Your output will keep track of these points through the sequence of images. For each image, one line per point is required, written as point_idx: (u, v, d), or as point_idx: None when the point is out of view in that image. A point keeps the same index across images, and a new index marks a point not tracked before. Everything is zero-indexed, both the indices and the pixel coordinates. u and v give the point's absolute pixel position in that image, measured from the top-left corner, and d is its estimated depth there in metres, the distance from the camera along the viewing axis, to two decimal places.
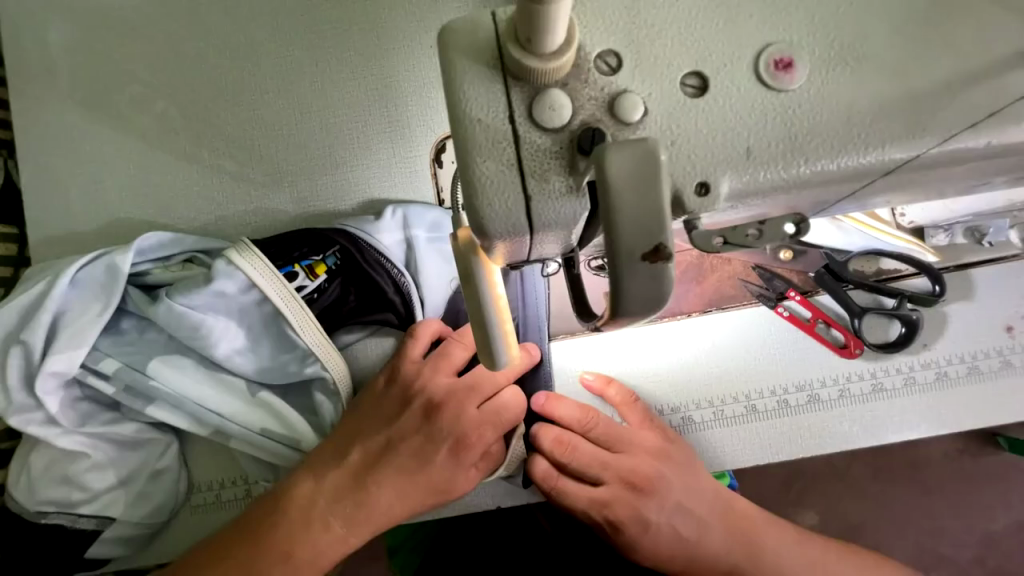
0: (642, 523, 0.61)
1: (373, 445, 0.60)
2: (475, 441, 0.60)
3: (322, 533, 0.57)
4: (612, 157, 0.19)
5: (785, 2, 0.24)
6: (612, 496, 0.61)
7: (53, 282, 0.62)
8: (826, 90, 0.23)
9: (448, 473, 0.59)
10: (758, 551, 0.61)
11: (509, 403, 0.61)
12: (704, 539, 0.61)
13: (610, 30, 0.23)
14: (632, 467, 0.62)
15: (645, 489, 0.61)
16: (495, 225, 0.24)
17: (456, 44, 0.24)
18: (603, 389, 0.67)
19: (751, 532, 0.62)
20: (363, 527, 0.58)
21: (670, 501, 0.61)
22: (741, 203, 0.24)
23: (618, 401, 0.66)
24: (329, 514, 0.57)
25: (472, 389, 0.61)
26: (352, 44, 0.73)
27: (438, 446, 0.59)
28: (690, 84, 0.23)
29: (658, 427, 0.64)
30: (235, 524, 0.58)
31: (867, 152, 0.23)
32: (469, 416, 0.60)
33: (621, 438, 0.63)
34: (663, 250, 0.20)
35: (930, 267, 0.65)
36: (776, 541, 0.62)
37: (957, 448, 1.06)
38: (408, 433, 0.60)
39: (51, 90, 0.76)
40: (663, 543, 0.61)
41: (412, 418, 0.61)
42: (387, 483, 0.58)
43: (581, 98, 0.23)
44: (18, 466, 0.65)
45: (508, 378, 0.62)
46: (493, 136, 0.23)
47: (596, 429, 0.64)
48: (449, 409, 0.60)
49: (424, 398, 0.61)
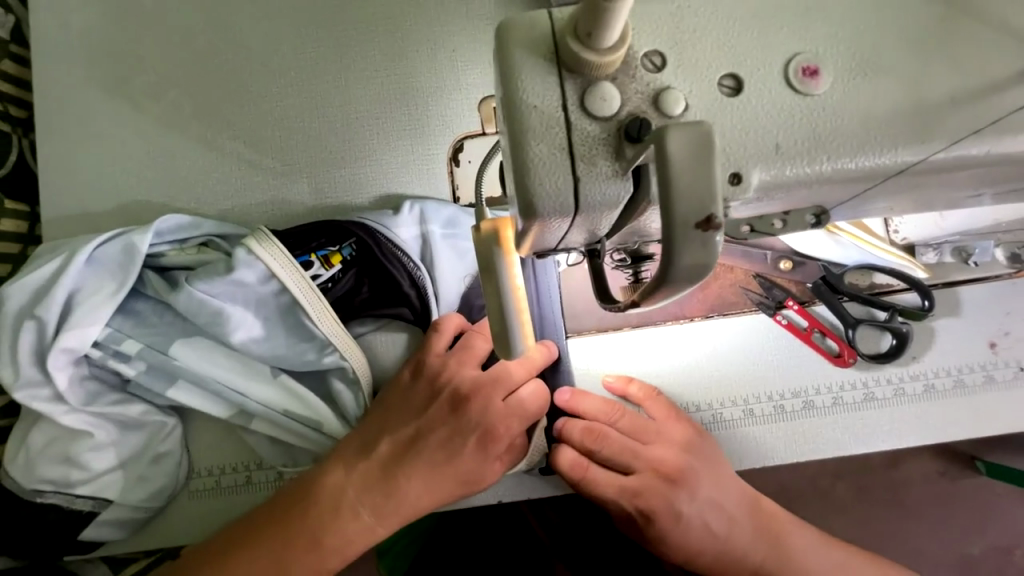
0: (674, 514, 0.62)
1: (401, 436, 0.60)
2: (501, 432, 0.61)
3: (353, 522, 0.57)
4: (673, 135, 0.20)
5: (811, 17, 0.27)
6: (643, 485, 0.63)
7: (71, 258, 0.62)
8: (847, 95, 0.26)
9: (475, 465, 0.60)
10: (785, 557, 0.64)
11: (532, 396, 0.62)
12: (733, 535, 0.63)
13: (656, 32, 0.26)
14: (662, 458, 0.63)
15: (676, 481, 0.63)
16: (546, 204, 0.26)
17: (516, 37, 0.26)
18: (625, 388, 0.68)
19: (780, 534, 0.65)
20: (392, 518, 0.58)
21: (700, 494, 0.63)
22: (769, 195, 0.26)
23: (640, 397, 0.68)
24: (358, 504, 0.57)
25: (498, 381, 0.62)
26: (377, 44, 0.76)
27: (465, 438, 0.60)
28: (727, 84, 0.26)
29: (685, 420, 0.66)
30: (261, 513, 0.58)
31: (881, 153, 0.26)
32: (495, 408, 0.61)
33: (650, 431, 0.65)
34: (714, 218, 0.21)
35: (919, 283, 0.68)
36: (802, 543, 0.65)
37: (938, 470, 1.10)
38: (436, 425, 0.61)
39: (74, 71, 0.77)
40: (693, 536, 0.63)
41: (439, 410, 0.61)
42: (415, 475, 0.58)
43: (629, 91, 0.25)
44: (17, 443, 0.64)
45: (531, 371, 0.63)
46: (547, 121, 0.25)
47: (623, 421, 0.66)
48: (476, 402, 0.61)
49: (451, 389, 0.62)
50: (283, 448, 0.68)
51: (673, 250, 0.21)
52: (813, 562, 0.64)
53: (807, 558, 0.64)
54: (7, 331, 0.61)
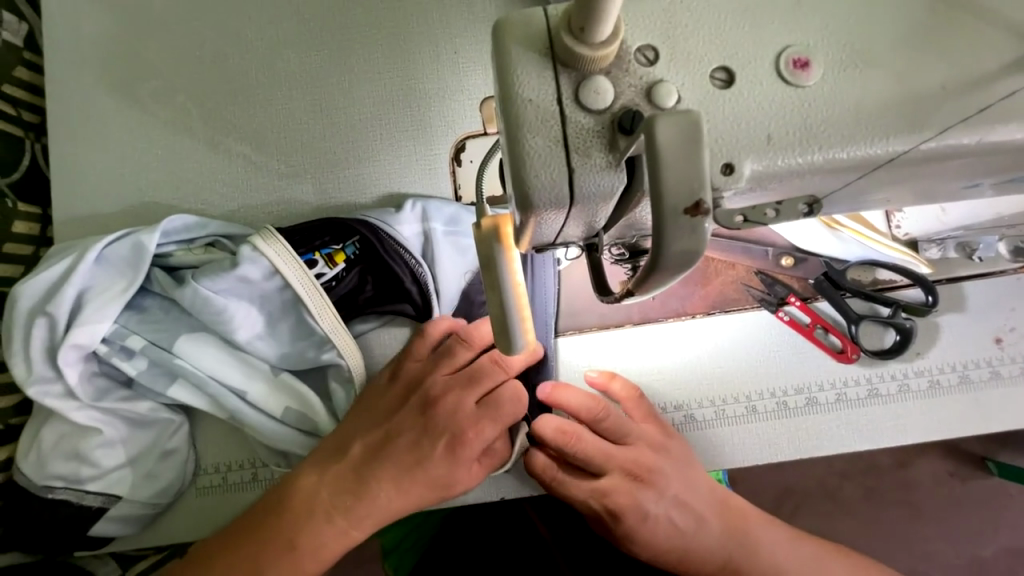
0: (641, 513, 0.61)
1: (373, 438, 0.60)
2: (471, 437, 0.58)
3: (325, 524, 0.57)
4: (659, 124, 0.21)
5: (802, 11, 0.27)
6: (612, 485, 0.60)
7: (81, 258, 0.64)
8: (838, 86, 0.26)
9: (446, 469, 0.58)
10: (754, 548, 0.62)
11: (508, 399, 0.59)
12: (700, 533, 0.62)
13: (648, 27, 0.27)
14: (633, 458, 0.61)
15: (645, 480, 0.61)
16: (540, 196, 0.26)
17: (511, 33, 0.26)
18: (606, 384, 0.68)
19: (748, 533, 0.63)
20: (364, 521, 0.57)
21: (669, 493, 0.61)
22: (762, 185, 0.27)
23: (623, 395, 0.67)
24: (331, 506, 0.57)
25: (470, 384, 0.60)
26: (379, 47, 0.77)
27: (434, 441, 0.59)
28: (719, 77, 0.26)
29: (658, 422, 0.65)
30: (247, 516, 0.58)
31: (873, 142, 0.26)
32: (465, 411, 0.59)
33: (626, 431, 0.63)
34: (702, 203, 0.21)
35: (924, 279, 0.68)
36: (769, 537, 0.63)
37: (947, 471, 1.09)
38: (405, 428, 0.60)
39: (84, 76, 0.79)
40: (659, 535, 0.61)
41: (409, 412, 0.61)
42: (386, 478, 0.58)
43: (622, 85, 0.26)
44: (29, 439, 0.66)
45: (507, 373, 0.61)
46: (542, 115, 0.26)
47: (602, 419, 0.63)
48: (444, 404, 0.60)
49: (422, 392, 0.62)
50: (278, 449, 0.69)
51: (665, 236, 0.22)
52: (783, 561, 0.62)
53: (774, 554, 0.62)
54: (20, 329, 0.63)
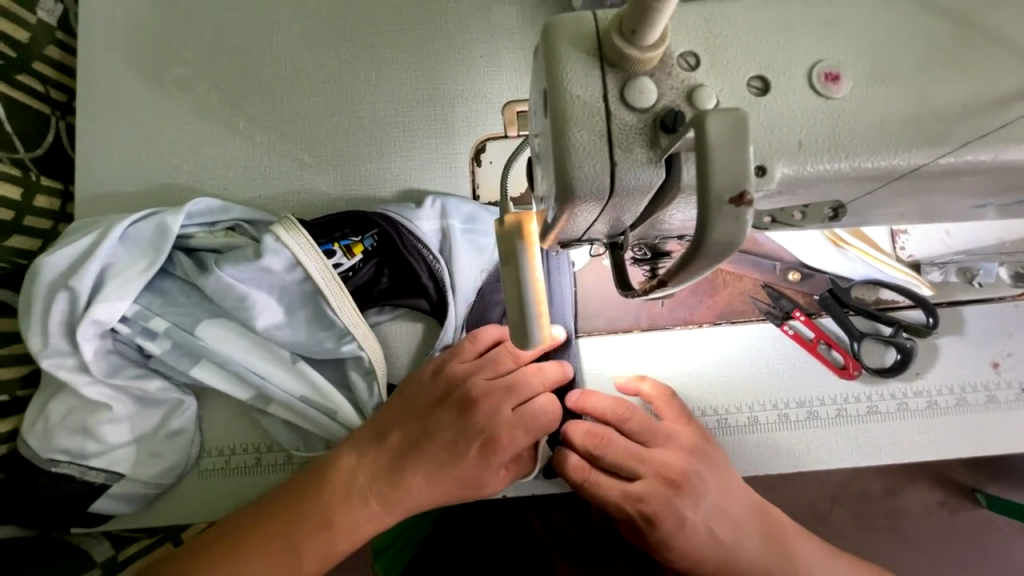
0: (678, 518, 0.61)
1: (414, 428, 0.59)
2: (505, 444, 0.57)
3: (361, 507, 0.57)
4: (710, 120, 0.22)
5: (833, 29, 0.29)
6: (647, 490, 0.61)
7: (104, 234, 0.65)
8: (865, 100, 0.28)
9: (477, 470, 0.57)
10: (787, 553, 0.63)
11: (544, 409, 0.58)
12: (737, 543, 0.62)
13: (691, 36, 0.28)
14: (668, 462, 0.62)
15: (680, 485, 0.61)
16: (582, 186, 0.28)
17: (563, 32, 0.28)
18: (636, 386, 0.69)
19: (786, 543, 0.64)
20: (397, 507, 0.57)
21: (706, 499, 0.61)
22: (793, 188, 0.28)
23: (652, 395, 0.68)
24: (368, 490, 0.57)
25: (510, 390, 0.59)
26: (407, 48, 0.79)
27: (469, 442, 0.57)
28: (755, 85, 0.28)
29: (692, 426, 0.66)
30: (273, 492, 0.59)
31: (897, 155, 0.28)
32: (502, 417, 0.58)
33: (655, 433, 0.64)
34: (746, 194, 0.23)
35: (924, 300, 0.70)
36: (810, 555, 0.64)
37: (937, 500, 1.10)
38: (444, 425, 0.58)
39: (115, 60, 0.80)
40: (696, 541, 0.61)
41: (449, 411, 0.59)
42: (420, 469, 0.57)
43: (665, 86, 0.28)
44: (36, 412, 0.66)
45: (543, 386, 0.60)
46: (588, 110, 0.27)
47: (629, 421, 0.64)
48: (484, 407, 0.58)
49: (464, 391, 0.59)
50: (293, 434, 0.69)
51: (707, 224, 0.23)
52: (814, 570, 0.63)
53: (812, 568, 0.63)
54: (39, 300, 0.63)
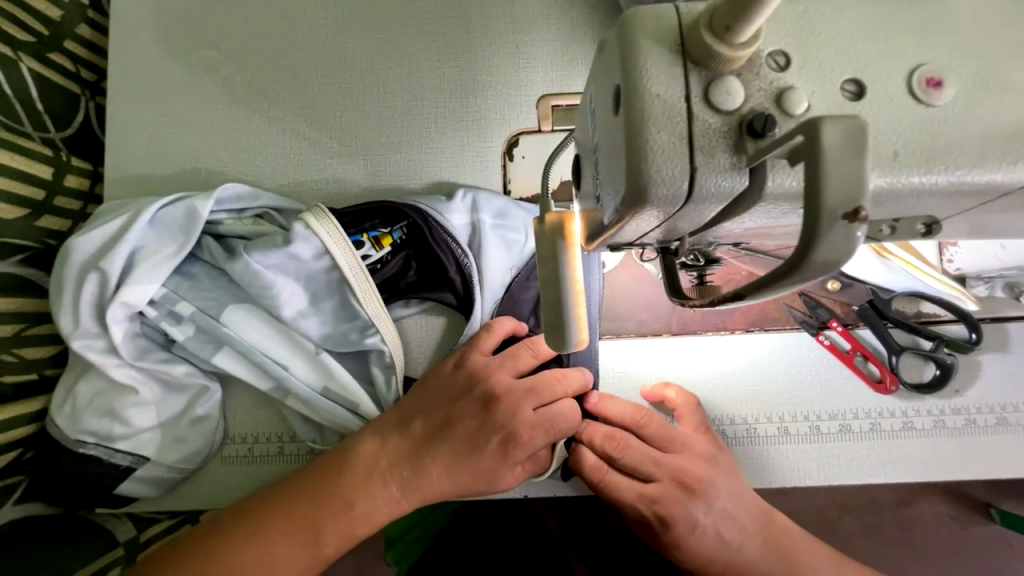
0: (691, 523, 0.59)
1: (435, 418, 0.58)
2: (525, 440, 0.57)
3: (381, 491, 0.56)
4: (826, 128, 0.21)
5: (936, 31, 0.27)
6: (662, 493, 0.60)
7: (136, 217, 0.64)
8: (967, 108, 0.26)
9: (498, 464, 0.57)
10: (793, 565, 0.61)
11: (564, 414, 0.58)
12: (744, 547, 0.60)
13: (781, 34, 0.26)
14: (683, 466, 0.60)
15: (695, 490, 0.60)
16: (659, 191, 0.26)
17: (644, 26, 0.26)
18: (662, 393, 0.68)
19: (792, 553, 0.61)
20: (416, 494, 0.57)
21: (718, 504, 0.60)
22: (884, 202, 0.27)
23: (678, 402, 0.67)
24: (388, 474, 0.56)
25: (532, 391, 0.58)
26: (441, 35, 0.77)
27: (490, 437, 0.57)
28: (849, 89, 0.26)
29: (710, 435, 0.64)
30: (295, 477, 0.58)
31: (1000, 169, 0.26)
32: (523, 417, 0.57)
33: (672, 439, 0.62)
34: (862, 210, 0.21)
35: (969, 315, 0.68)
36: (813, 557, 0.62)
37: (951, 515, 1.08)
38: (465, 416, 0.58)
39: (147, 39, 0.79)
40: (706, 545, 0.60)
41: (470, 403, 0.58)
42: (441, 459, 0.57)
43: (752, 88, 0.26)
44: (65, 393, 0.66)
45: (566, 391, 0.59)
46: (669, 112, 0.26)
47: (649, 427, 0.63)
48: (504, 406, 0.57)
49: (486, 387, 0.59)
50: (315, 425, 0.69)
51: (816, 238, 0.21)
52: None
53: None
54: (70, 281, 0.63)
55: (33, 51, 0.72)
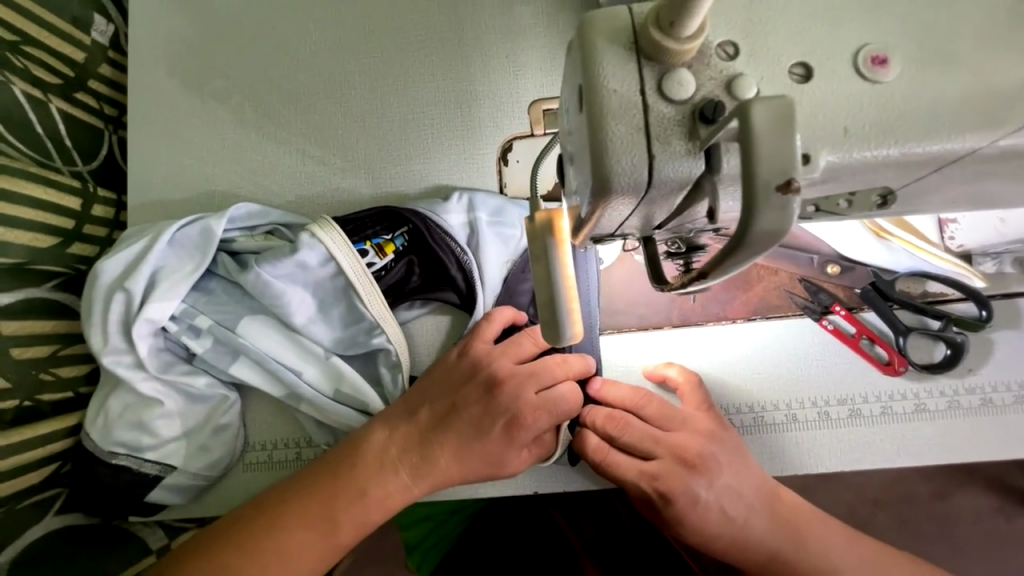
0: (692, 498, 0.60)
1: (441, 405, 0.61)
2: (529, 423, 0.58)
3: (391, 477, 0.58)
4: (755, 109, 0.22)
5: (880, 11, 0.28)
6: (663, 470, 0.60)
7: (156, 239, 0.69)
8: (913, 82, 0.27)
9: (503, 448, 0.59)
10: (806, 546, 0.60)
11: (566, 397, 0.59)
12: (749, 524, 0.60)
13: (729, 24, 0.28)
14: (681, 442, 0.61)
15: (696, 465, 0.60)
16: (620, 179, 0.28)
17: (600, 27, 0.28)
18: (663, 373, 0.69)
19: (802, 529, 0.61)
20: (426, 479, 0.59)
21: (720, 480, 0.60)
22: (836, 175, 0.28)
23: (680, 381, 0.68)
24: (399, 461, 0.59)
25: (532, 375, 0.60)
26: (435, 51, 0.81)
27: (494, 422, 0.59)
28: (797, 72, 0.28)
29: (712, 412, 0.65)
30: (310, 467, 0.60)
31: (946, 139, 0.27)
32: (526, 400, 0.59)
33: (673, 417, 0.63)
34: (794, 181, 0.23)
35: (976, 293, 0.67)
36: (827, 539, 0.61)
37: (991, 507, 1.04)
38: (470, 402, 0.60)
39: (161, 74, 0.85)
40: (710, 521, 0.60)
41: (474, 389, 0.60)
42: (449, 443, 0.59)
43: (703, 78, 0.28)
44: (97, 408, 0.70)
45: (566, 374, 0.61)
46: (626, 105, 0.27)
47: (650, 408, 0.64)
48: (507, 391, 0.59)
49: (489, 371, 0.61)
50: (329, 427, 0.71)
51: (755, 212, 0.23)
52: (836, 562, 0.61)
53: (832, 560, 0.61)
54: (98, 301, 0.67)
55: (61, 92, 0.77)
